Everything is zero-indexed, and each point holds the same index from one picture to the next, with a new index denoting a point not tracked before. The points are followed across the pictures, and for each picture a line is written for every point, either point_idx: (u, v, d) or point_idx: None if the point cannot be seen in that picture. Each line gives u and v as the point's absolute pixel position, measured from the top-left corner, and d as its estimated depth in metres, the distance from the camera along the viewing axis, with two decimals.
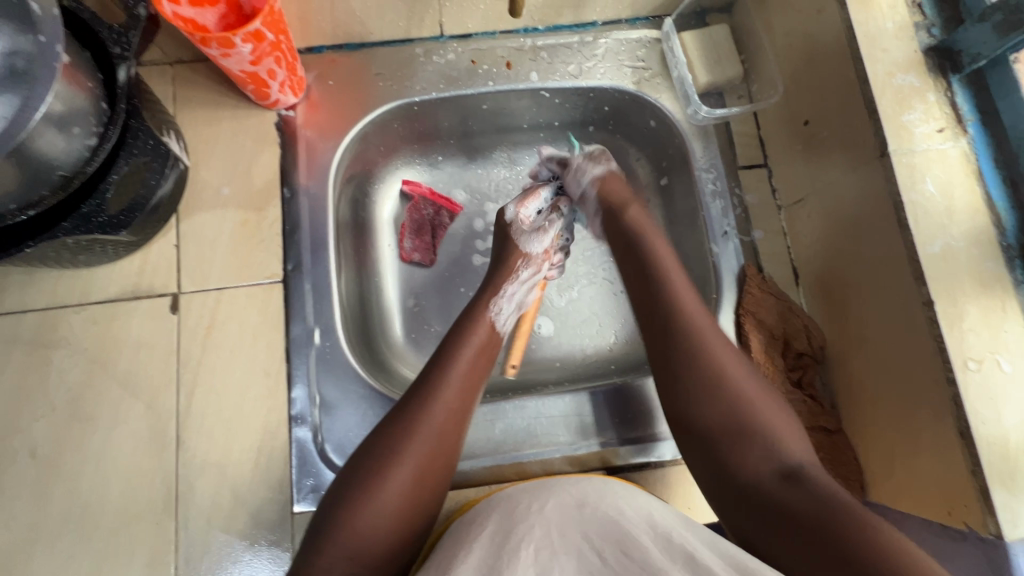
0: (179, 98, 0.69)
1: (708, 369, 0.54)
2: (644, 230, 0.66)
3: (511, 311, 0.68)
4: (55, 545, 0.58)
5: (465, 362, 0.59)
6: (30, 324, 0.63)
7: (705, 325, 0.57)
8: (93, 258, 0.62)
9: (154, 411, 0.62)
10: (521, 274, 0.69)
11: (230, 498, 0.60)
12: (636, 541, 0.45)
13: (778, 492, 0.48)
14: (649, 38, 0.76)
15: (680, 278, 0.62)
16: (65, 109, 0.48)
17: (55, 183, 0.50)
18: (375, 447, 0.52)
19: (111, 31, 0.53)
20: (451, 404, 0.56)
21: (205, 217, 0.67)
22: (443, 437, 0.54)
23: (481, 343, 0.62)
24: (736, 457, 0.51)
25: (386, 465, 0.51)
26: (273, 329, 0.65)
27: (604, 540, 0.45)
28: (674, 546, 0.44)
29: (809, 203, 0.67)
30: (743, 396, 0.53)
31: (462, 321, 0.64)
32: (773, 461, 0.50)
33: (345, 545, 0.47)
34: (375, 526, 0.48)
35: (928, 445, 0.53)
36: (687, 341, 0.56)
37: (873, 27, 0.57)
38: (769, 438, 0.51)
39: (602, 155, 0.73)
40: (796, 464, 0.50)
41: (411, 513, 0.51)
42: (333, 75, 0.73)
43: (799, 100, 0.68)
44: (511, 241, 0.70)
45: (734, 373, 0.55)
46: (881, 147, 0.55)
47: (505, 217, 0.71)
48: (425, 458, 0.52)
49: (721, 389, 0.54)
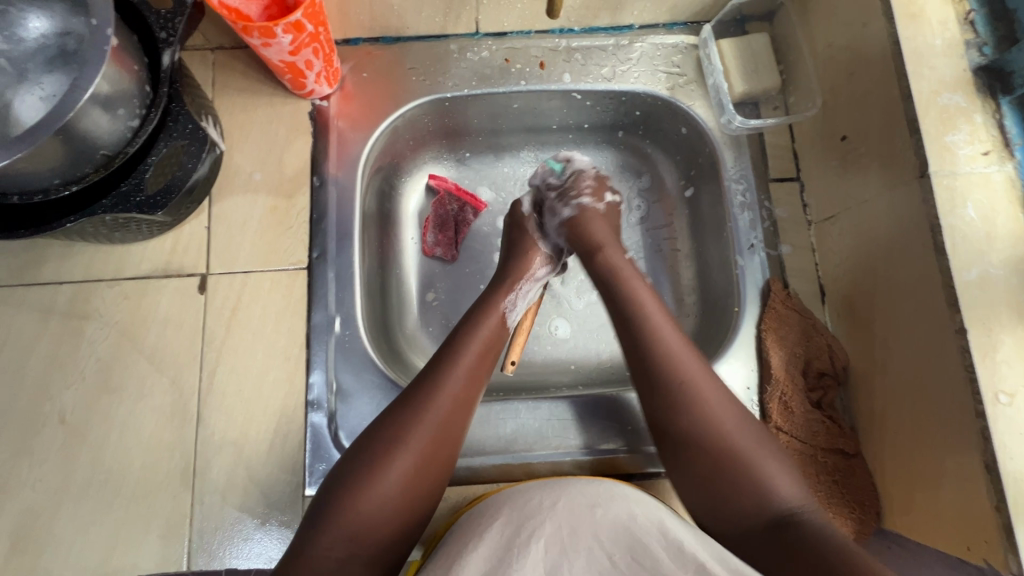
0: (218, 84, 0.71)
1: (692, 419, 0.53)
2: (620, 273, 0.64)
3: (525, 307, 0.69)
4: (77, 509, 0.60)
5: (470, 355, 0.59)
6: (65, 295, 0.65)
7: (692, 370, 0.55)
8: (129, 235, 0.64)
9: (177, 387, 0.64)
10: (537, 271, 0.69)
11: (245, 476, 0.62)
12: (648, 549, 0.45)
13: (772, 545, 0.48)
14: (686, 44, 0.75)
15: (663, 316, 0.60)
16: (111, 90, 0.49)
17: (99, 161, 0.52)
18: (376, 435, 0.53)
19: (159, 17, 0.54)
20: (454, 395, 0.56)
21: (237, 201, 0.68)
22: (445, 429, 0.54)
23: (488, 336, 0.62)
24: (731, 499, 0.51)
25: (390, 452, 0.52)
26: (295, 314, 0.66)
27: (616, 545, 0.46)
28: (685, 556, 0.44)
29: (841, 220, 0.65)
30: (732, 445, 0.52)
31: (471, 313, 0.64)
32: (766, 509, 0.50)
33: (346, 527, 0.48)
34: (376, 510, 0.50)
35: (951, 477, 0.51)
36: (666, 388, 0.55)
37: (921, 42, 0.55)
38: (761, 484, 0.51)
39: (574, 189, 0.70)
40: (789, 510, 0.49)
41: (412, 499, 0.52)
42: (367, 68, 0.73)
43: (837, 114, 0.66)
44: (524, 232, 0.71)
45: (722, 416, 0.54)
46: (920, 167, 0.53)
47: (520, 209, 0.73)
48: (427, 446, 0.53)
49: (705, 434, 0.53)
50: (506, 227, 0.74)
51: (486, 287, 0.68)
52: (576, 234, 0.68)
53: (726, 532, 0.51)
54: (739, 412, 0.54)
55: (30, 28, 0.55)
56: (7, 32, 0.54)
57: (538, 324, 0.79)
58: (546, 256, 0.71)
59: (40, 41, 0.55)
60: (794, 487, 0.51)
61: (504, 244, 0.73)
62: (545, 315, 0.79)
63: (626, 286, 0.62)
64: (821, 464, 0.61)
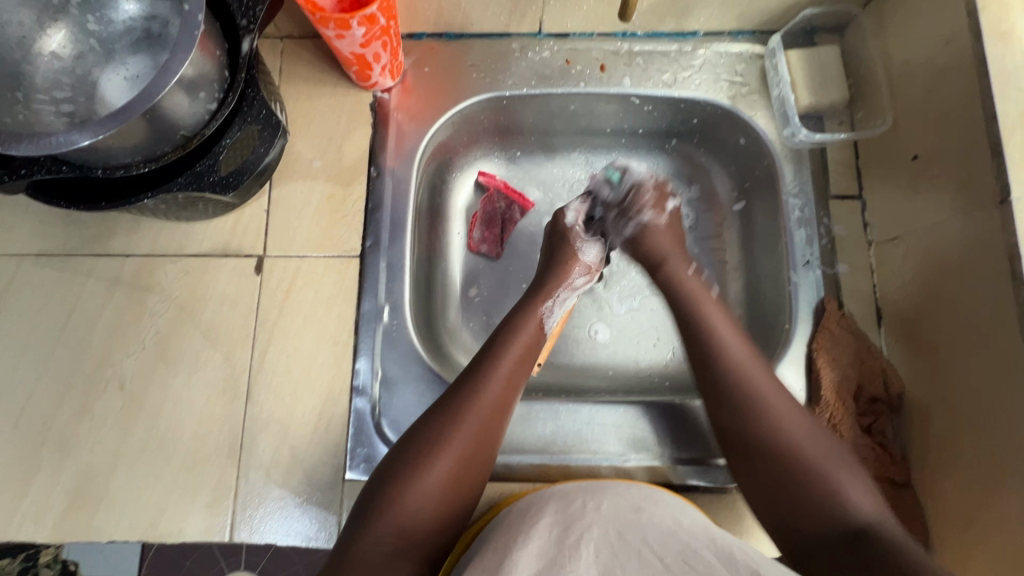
0: (285, 71, 0.73)
1: (763, 422, 0.54)
2: (688, 287, 0.65)
3: (560, 315, 0.69)
4: (131, 473, 0.63)
5: (511, 357, 0.60)
6: (131, 267, 0.68)
7: (758, 378, 0.56)
8: (194, 214, 0.66)
9: (229, 363, 0.66)
10: (576, 280, 0.69)
11: (288, 455, 0.64)
12: (698, 554, 0.46)
13: (848, 555, 0.46)
14: (751, 53, 0.73)
15: (727, 324, 0.61)
16: (196, 74, 0.52)
17: (178, 141, 0.54)
18: (420, 433, 0.54)
19: (241, 4, 0.56)
20: (494, 398, 0.56)
21: (296, 187, 0.70)
22: (486, 432, 0.55)
23: (528, 341, 0.62)
24: (801, 509, 0.50)
25: (432, 452, 0.52)
26: (345, 300, 0.67)
27: (667, 550, 0.46)
28: (737, 564, 0.45)
29: (905, 242, 0.63)
30: (802, 451, 0.52)
31: (513, 316, 0.64)
32: (840, 521, 0.48)
33: (391, 522, 0.50)
34: (420, 508, 0.51)
35: (1014, 518, 0.50)
36: (734, 398, 0.55)
37: (1010, 63, 0.53)
38: (835, 492, 0.49)
39: (634, 205, 0.71)
40: (866, 523, 0.48)
41: (453, 499, 0.52)
42: (429, 63, 0.74)
43: (909, 133, 0.64)
44: (568, 245, 0.70)
45: (791, 425, 0.53)
46: (1001, 192, 0.52)
47: (564, 220, 0.71)
48: (467, 447, 0.54)
49: (777, 440, 0.53)
50: (545, 235, 0.74)
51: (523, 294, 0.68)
52: (642, 249, 0.69)
53: (795, 540, 0.50)
54: (805, 417, 0.54)
55: (121, 10, 0.57)
56: (98, 13, 0.57)
57: (578, 327, 0.78)
58: (584, 267, 0.70)
59: (129, 23, 0.58)
60: (868, 496, 0.50)
61: (542, 252, 0.73)
62: (585, 319, 0.79)
63: (689, 299, 0.64)
64: None
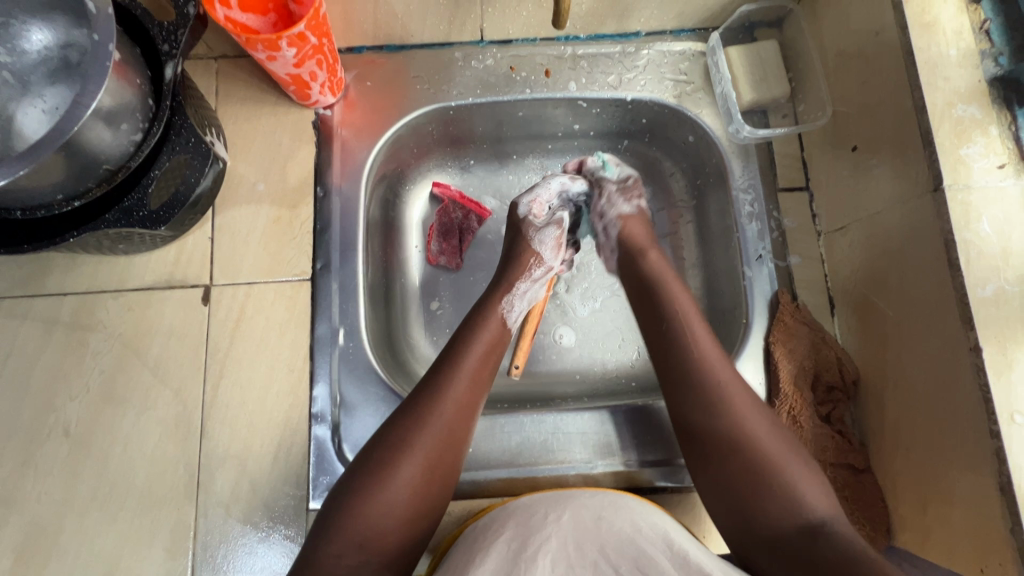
0: (221, 93, 0.70)
1: (721, 416, 0.54)
2: (662, 278, 0.64)
3: (525, 307, 0.68)
4: (82, 521, 0.60)
5: (474, 357, 0.59)
6: (69, 307, 0.65)
7: (721, 372, 0.56)
8: (132, 247, 0.64)
9: (181, 399, 0.63)
10: (534, 270, 0.69)
11: (248, 488, 0.62)
12: (653, 562, 0.46)
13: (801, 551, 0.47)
14: (693, 51, 0.74)
15: (697, 320, 0.60)
16: (114, 105, 0.49)
17: (101, 176, 0.52)
18: (381, 441, 0.53)
19: (161, 30, 0.54)
20: (459, 400, 0.56)
21: (241, 211, 0.68)
22: (451, 436, 0.54)
23: (491, 337, 0.62)
24: (758, 507, 0.50)
25: (397, 456, 0.52)
26: (299, 326, 0.65)
27: (621, 557, 0.47)
28: (691, 568, 0.45)
29: (851, 232, 0.64)
30: (755, 450, 0.52)
31: (471, 317, 0.64)
32: (794, 515, 0.49)
33: (354, 533, 0.48)
34: (385, 517, 0.49)
35: (963, 500, 0.51)
36: (702, 393, 0.55)
37: (934, 53, 0.55)
38: (792, 492, 0.50)
39: (633, 189, 0.72)
40: (817, 519, 0.49)
41: (419, 506, 0.51)
42: (371, 77, 0.73)
43: (848, 124, 0.65)
44: (522, 238, 0.70)
45: (752, 425, 0.53)
46: (934, 180, 0.53)
47: (516, 212, 0.71)
48: (432, 452, 0.53)
49: (735, 439, 0.53)
50: (505, 230, 0.73)
51: (484, 292, 0.68)
52: (625, 234, 0.69)
53: (747, 535, 0.51)
54: (766, 418, 0.54)
55: (32, 40, 0.54)
56: (8, 44, 0.54)
57: (544, 333, 0.78)
58: (539, 256, 0.69)
59: (43, 53, 0.55)
60: (824, 498, 0.50)
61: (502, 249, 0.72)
62: (550, 324, 0.78)
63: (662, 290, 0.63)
64: (830, 479, 0.61)
